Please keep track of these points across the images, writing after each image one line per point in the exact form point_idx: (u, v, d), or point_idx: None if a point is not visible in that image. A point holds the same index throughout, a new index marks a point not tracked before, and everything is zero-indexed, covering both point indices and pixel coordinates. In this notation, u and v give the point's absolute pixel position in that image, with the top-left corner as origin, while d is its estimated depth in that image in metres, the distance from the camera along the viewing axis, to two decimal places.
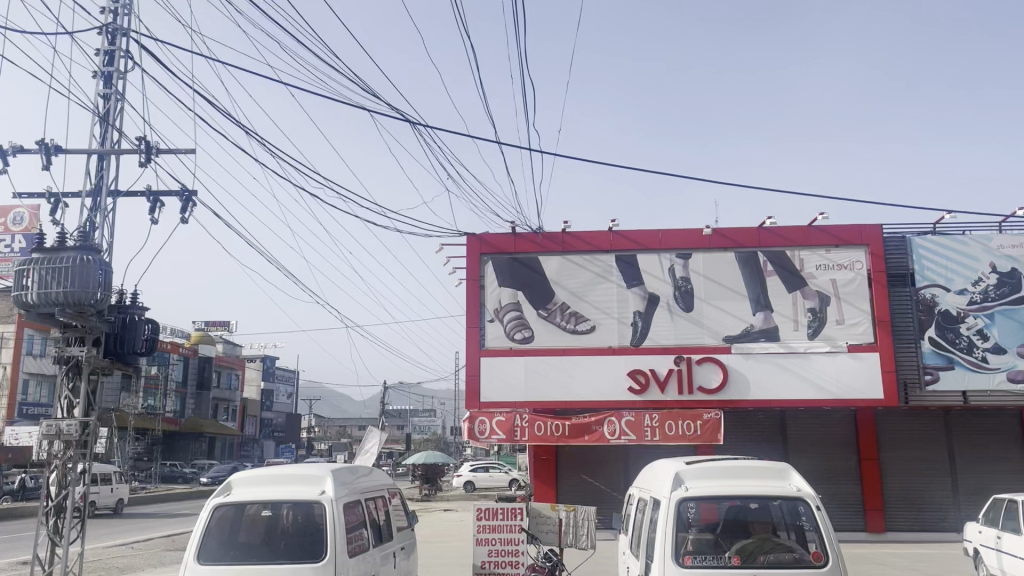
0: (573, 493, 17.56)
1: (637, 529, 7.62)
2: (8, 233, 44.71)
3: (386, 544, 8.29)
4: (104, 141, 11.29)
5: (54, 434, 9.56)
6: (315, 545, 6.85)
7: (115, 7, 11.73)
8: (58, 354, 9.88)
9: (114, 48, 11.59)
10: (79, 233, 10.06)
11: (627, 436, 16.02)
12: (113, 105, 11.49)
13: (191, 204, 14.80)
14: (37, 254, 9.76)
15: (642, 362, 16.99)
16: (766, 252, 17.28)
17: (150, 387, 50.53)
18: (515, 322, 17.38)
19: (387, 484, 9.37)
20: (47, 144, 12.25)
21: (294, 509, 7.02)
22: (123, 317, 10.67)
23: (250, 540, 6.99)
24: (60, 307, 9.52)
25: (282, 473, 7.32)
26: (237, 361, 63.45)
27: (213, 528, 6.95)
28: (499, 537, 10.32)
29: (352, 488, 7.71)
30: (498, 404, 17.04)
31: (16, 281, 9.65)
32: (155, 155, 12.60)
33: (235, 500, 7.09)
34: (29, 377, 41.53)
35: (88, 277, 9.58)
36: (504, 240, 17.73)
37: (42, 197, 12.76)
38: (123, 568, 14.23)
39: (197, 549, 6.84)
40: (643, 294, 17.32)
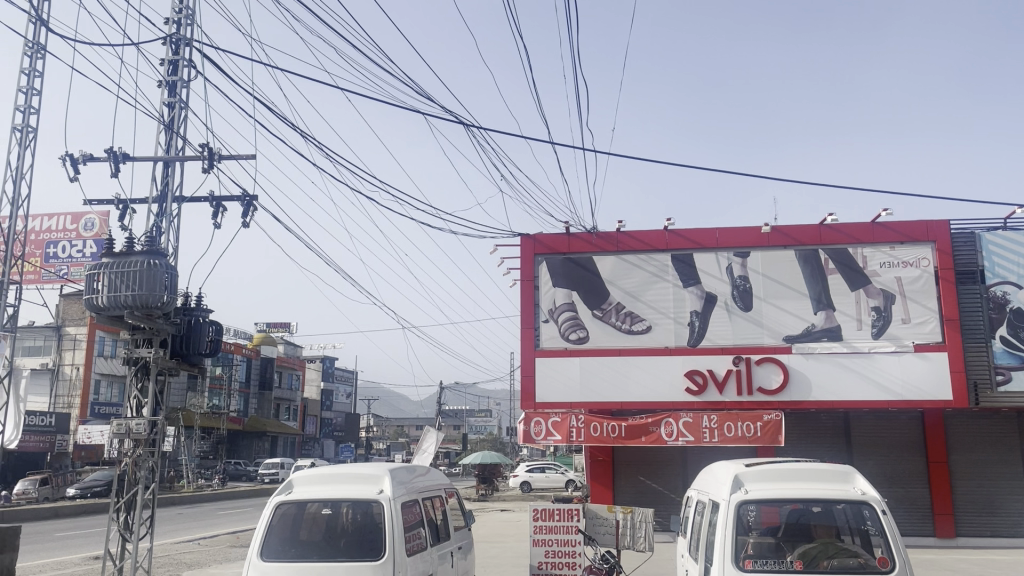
0: (631, 494, 17.44)
1: (696, 532, 7.53)
2: (80, 239, 46.41)
3: (443, 543, 8.33)
4: (169, 149, 11.64)
5: (124, 433, 9.87)
6: (374, 543, 6.93)
7: (178, 18, 12.09)
8: (127, 355, 10.21)
9: (177, 58, 11.95)
10: (146, 237, 10.39)
11: (685, 438, 15.81)
12: (177, 114, 11.85)
13: (251, 208, 15.19)
14: (107, 259, 10.10)
15: (700, 362, 16.78)
16: (828, 250, 16.87)
17: (214, 387, 51.97)
18: (569, 322, 17.34)
19: (444, 484, 9.45)
20: (115, 152, 12.71)
21: (353, 508, 7.13)
22: (190, 319, 10.97)
23: (311, 537, 7.12)
24: (128, 309, 9.83)
25: (340, 472, 7.44)
26: (298, 361, 64.84)
27: (276, 525, 7.11)
28: (556, 538, 10.29)
29: (409, 488, 7.78)
30: (554, 404, 17.02)
31: (87, 285, 10.02)
32: (217, 161, 12.97)
33: (296, 498, 7.24)
34: (101, 378, 43.07)
35: (154, 280, 9.86)
36: (558, 239, 17.68)
37: (112, 204, 13.25)
38: (191, 563, 14.67)
39: (260, 544, 6.99)
40: (700, 293, 17.10)
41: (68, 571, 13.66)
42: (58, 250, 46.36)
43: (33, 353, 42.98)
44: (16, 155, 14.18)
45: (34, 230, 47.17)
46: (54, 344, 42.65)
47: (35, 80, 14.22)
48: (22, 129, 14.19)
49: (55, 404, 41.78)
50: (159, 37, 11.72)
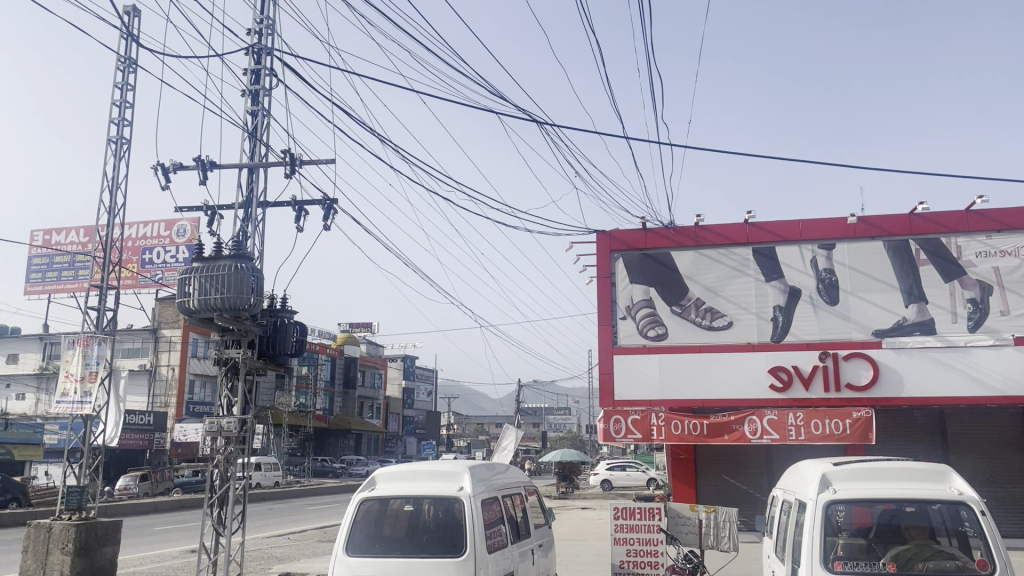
0: (714, 493, 17.13)
1: (783, 533, 7.30)
2: (173, 245, 48.41)
3: (524, 541, 8.37)
4: (253, 155, 12.01)
5: (216, 431, 10.24)
6: (456, 540, 6.99)
7: (260, 28, 12.46)
8: (218, 355, 10.59)
9: (259, 67, 12.32)
10: (233, 242, 10.75)
11: (770, 436, 15.42)
12: (260, 121, 12.21)
13: (333, 212, 15.54)
14: (197, 263, 10.49)
15: (784, 358, 16.34)
16: (919, 240, 16.17)
17: (301, 386, 53.42)
18: (648, 318, 17.15)
19: (525, 482, 9.45)
20: (203, 161, 13.20)
21: (435, 505, 7.20)
22: (275, 320, 11.30)
23: (395, 533, 7.22)
24: (218, 312, 10.18)
25: (420, 470, 7.54)
26: (379, 360, 66.09)
27: (360, 521, 7.26)
28: (638, 536, 10.19)
29: (489, 485, 7.83)
30: (634, 402, 16.86)
31: (180, 289, 10.43)
32: (299, 166, 13.30)
33: (379, 494, 7.38)
34: (195, 378, 44.95)
35: (242, 283, 10.20)
36: (635, 235, 17.48)
37: (202, 211, 13.77)
38: (281, 557, 15.13)
39: (345, 540, 7.15)
40: (783, 287, 16.65)
41: (167, 563, 14.26)
42: (153, 256, 48.54)
43: (132, 355, 45.04)
44: (112, 166, 14.90)
45: (131, 237, 49.52)
46: (151, 346, 44.65)
47: (128, 93, 14.89)
48: (117, 141, 14.89)
49: (153, 403, 43.72)
50: (242, 47, 12.10)
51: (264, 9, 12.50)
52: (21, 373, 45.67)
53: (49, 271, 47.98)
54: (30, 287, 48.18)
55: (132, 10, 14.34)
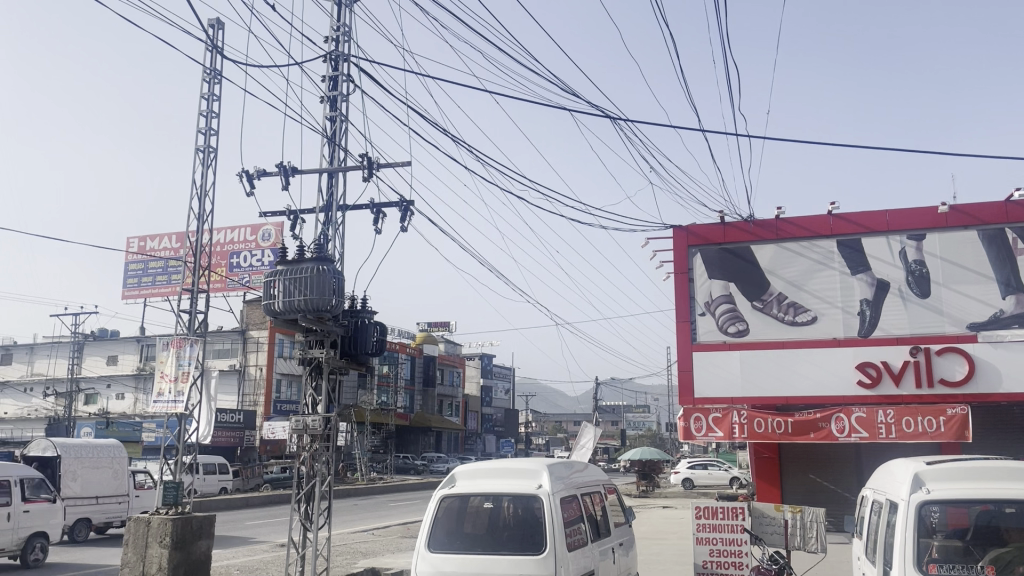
0: (800, 492, 16.69)
1: (873, 534, 7.06)
2: (259, 249, 50.05)
3: (604, 540, 8.33)
4: (332, 160, 12.30)
5: (302, 429, 10.54)
6: (536, 537, 7.00)
7: (337, 36, 12.75)
8: (303, 356, 10.89)
9: (337, 74, 12.63)
10: (315, 245, 11.04)
11: (859, 434, 14.90)
12: (339, 126, 12.51)
13: (409, 213, 15.78)
14: (281, 266, 10.82)
15: (873, 353, 15.78)
16: (1016, 228, 15.37)
17: (382, 385, 54.46)
18: (728, 314, 16.83)
19: (604, 481, 9.39)
20: (285, 167, 13.60)
21: (514, 503, 7.23)
22: (356, 321, 11.55)
23: (476, 530, 7.27)
24: (302, 312, 10.46)
25: (498, 467, 7.59)
26: (457, 359, 66.76)
27: (441, 518, 7.37)
28: (721, 536, 10.01)
29: (568, 483, 7.82)
30: (715, 400, 16.57)
31: (266, 291, 10.77)
32: (376, 170, 13.57)
33: (459, 492, 7.46)
34: (282, 377, 46.35)
35: (324, 285, 10.47)
36: (713, 229, 17.16)
37: (285, 216, 14.19)
38: (366, 552, 15.49)
39: (427, 537, 7.27)
40: (870, 280, 16.08)
41: (259, 557, 14.77)
42: (240, 260, 50.31)
43: (222, 356, 46.70)
44: (199, 174, 15.49)
45: (219, 242, 51.38)
46: (240, 347, 46.26)
47: (213, 104, 15.47)
48: (204, 150, 15.47)
49: (243, 402, 45.30)
50: (320, 55, 12.42)
51: (340, 17, 12.81)
52: (120, 373, 47.96)
53: (144, 276, 50.23)
54: (127, 291, 50.54)
55: (216, 23, 14.87)
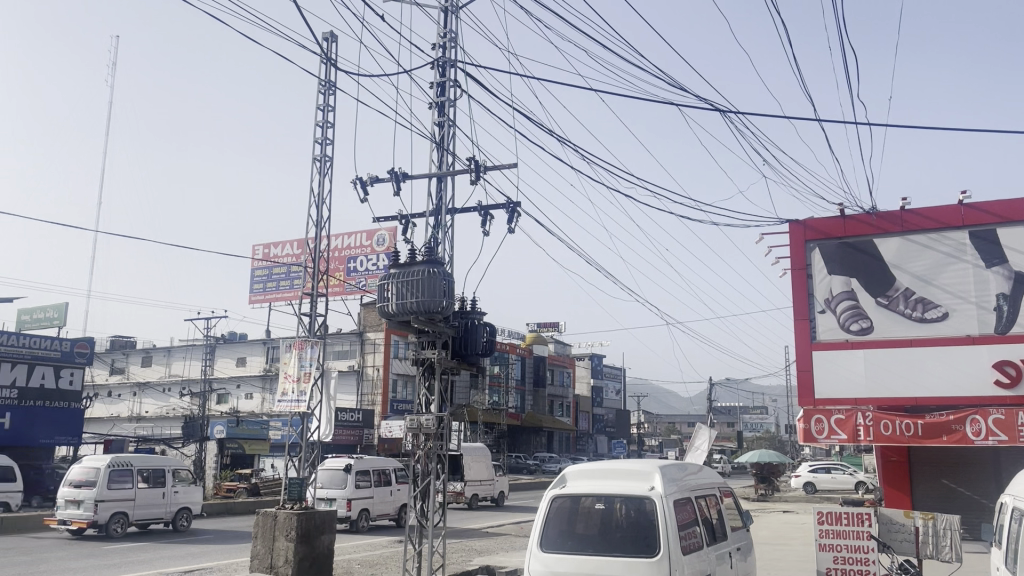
0: (932, 499, 15.76)
1: (1014, 544, 6.55)
2: (374, 253, 51.59)
3: (720, 544, 8.13)
4: (441, 165, 12.56)
5: (416, 428, 10.78)
6: (649, 540, 6.90)
7: (444, 42, 13.00)
8: (416, 356, 11.15)
9: (444, 80, 12.88)
10: (426, 248, 11.27)
11: (997, 437, 13.93)
12: (447, 131, 12.75)
13: (516, 215, 15.92)
14: (394, 270, 11.11)
15: (1012, 351, 14.74)
16: None
17: (494, 385, 55.12)
18: (850, 311, 16.12)
19: (719, 483, 9.17)
20: (396, 173, 13.99)
21: (626, 504, 7.15)
22: (466, 322, 11.75)
23: (587, 531, 7.24)
24: (414, 315, 10.73)
25: (609, 468, 7.53)
26: (568, 359, 66.79)
27: (553, 518, 7.40)
28: (846, 543, 9.58)
29: (682, 485, 7.68)
30: (837, 401, 15.88)
31: (380, 295, 11.10)
32: (483, 173, 13.76)
33: (570, 492, 7.47)
34: (398, 377, 47.70)
35: (435, 287, 10.67)
36: (832, 223, 16.48)
37: (397, 220, 14.59)
38: (481, 550, 15.75)
39: (540, 537, 7.33)
40: (1007, 273, 15.02)
41: (380, 552, 15.28)
42: (357, 264, 52.04)
43: (342, 357, 48.44)
44: (317, 182, 16.13)
45: (337, 248, 53.26)
46: (358, 348, 47.83)
47: (328, 115, 16.08)
48: (321, 159, 16.11)
49: (361, 401, 46.84)
50: (428, 62, 12.72)
51: (447, 24, 13.09)
52: (248, 374, 50.60)
53: (269, 281, 52.76)
54: (253, 296, 53.18)
55: (329, 36, 15.47)
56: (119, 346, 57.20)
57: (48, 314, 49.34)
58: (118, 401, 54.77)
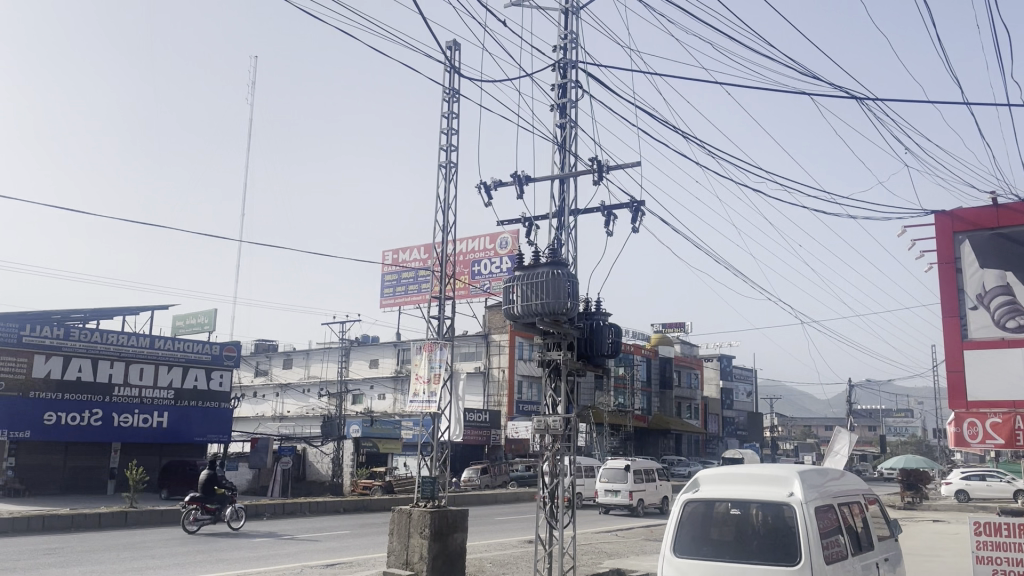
0: None
1: None
2: (498, 256, 52.31)
3: (867, 554, 7.70)
4: (563, 166, 12.54)
5: (544, 429, 10.79)
6: (789, 547, 6.62)
7: (564, 43, 13.00)
8: (541, 358, 11.18)
9: (565, 81, 12.88)
10: (550, 249, 11.27)
11: None
12: (569, 133, 12.73)
13: (641, 214, 15.71)
14: (519, 272, 11.16)
15: None
16: None
17: (619, 387, 54.64)
18: (1005, 308, 14.88)
19: (864, 490, 8.69)
20: (520, 176, 14.09)
21: (763, 510, 6.88)
22: (591, 323, 11.68)
23: (723, 537, 7.02)
24: (539, 316, 10.76)
25: (745, 473, 7.27)
26: (695, 360, 65.30)
27: (686, 522, 7.23)
28: (1006, 555, 8.87)
29: (823, 491, 7.32)
30: (993, 404, 14.80)
31: (506, 297, 11.17)
32: (606, 172, 13.66)
33: (703, 496, 7.26)
34: (523, 379, 48.10)
35: (559, 288, 10.67)
36: (983, 212, 15.33)
37: (521, 222, 14.69)
38: (611, 553, 15.55)
39: (672, 541, 7.19)
40: None
41: (510, 552, 15.37)
42: (482, 267, 52.91)
43: (468, 358, 49.33)
44: (443, 189, 16.46)
45: (462, 252, 54.37)
46: (484, 349, 48.53)
47: (452, 123, 16.41)
48: (446, 165, 16.44)
49: (488, 402, 47.53)
50: (550, 65, 12.76)
51: (567, 25, 13.10)
52: (381, 375, 52.40)
53: (399, 285, 54.44)
54: (384, 300, 55.00)
55: (453, 44, 15.75)
56: (262, 349, 60.51)
57: (199, 320, 52.85)
58: (262, 401, 57.94)
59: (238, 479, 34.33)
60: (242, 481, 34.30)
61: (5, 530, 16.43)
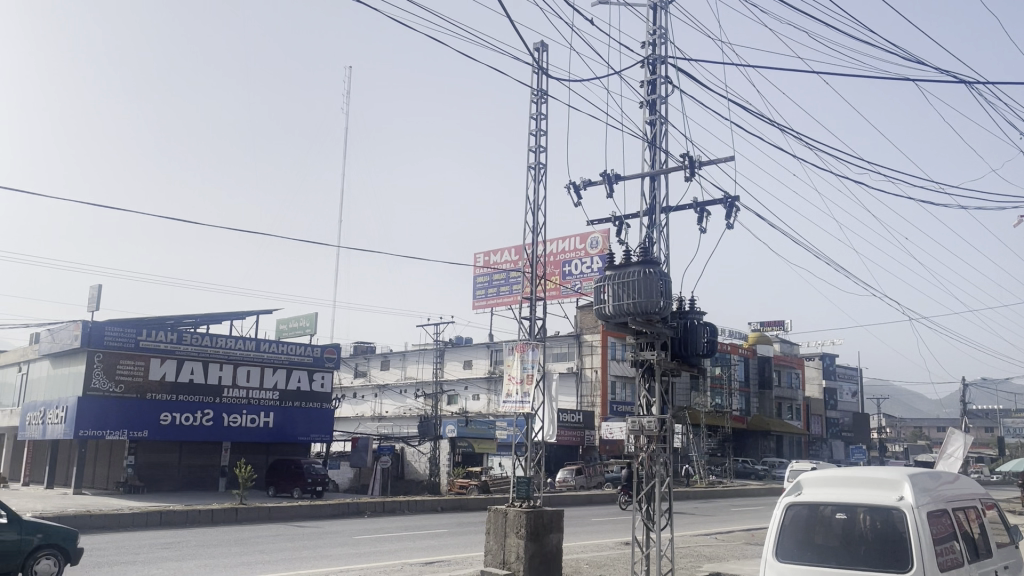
0: None
1: None
2: (589, 256, 52.13)
3: (985, 561, 7.31)
4: (654, 163, 12.39)
5: (638, 430, 10.69)
6: (901, 554, 6.36)
7: (653, 39, 12.87)
8: (635, 358, 11.08)
9: (655, 77, 12.74)
10: (641, 248, 11.17)
11: None
12: (659, 129, 12.58)
13: (735, 209, 15.36)
14: (610, 271, 11.10)
15: None
16: None
17: (716, 387, 53.55)
18: None
19: (980, 494, 8.25)
20: (609, 175, 14.01)
21: (872, 514, 6.62)
22: (686, 322, 11.51)
23: (828, 542, 6.80)
24: (631, 316, 10.67)
25: (852, 475, 7.02)
26: (795, 359, 63.28)
27: (789, 527, 7.04)
28: None
29: (936, 495, 6.98)
30: None
31: (597, 297, 11.13)
32: (699, 168, 13.43)
33: (807, 500, 7.03)
34: (617, 379, 47.74)
35: (652, 287, 10.57)
36: None
37: (612, 222, 14.61)
38: (711, 557, 15.27)
39: (775, 547, 7.01)
40: None
41: (606, 553, 15.28)
42: (572, 268, 52.84)
43: (560, 359, 49.23)
44: (533, 190, 16.53)
45: (553, 252, 54.39)
46: (576, 350, 48.41)
47: (540, 124, 16.45)
48: (535, 166, 16.51)
49: (581, 402, 47.41)
50: (638, 61, 12.66)
51: (656, 19, 12.97)
52: (475, 376, 53.03)
53: (490, 287, 55.00)
54: (476, 302, 55.69)
55: (540, 46, 15.78)
56: (361, 351, 62.17)
57: (301, 324, 54.79)
58: (362, 402, 59.59)
59: (340, 478, 35.33)
60: (344, 480, 35.28)
61: (128, 524, 17.48)
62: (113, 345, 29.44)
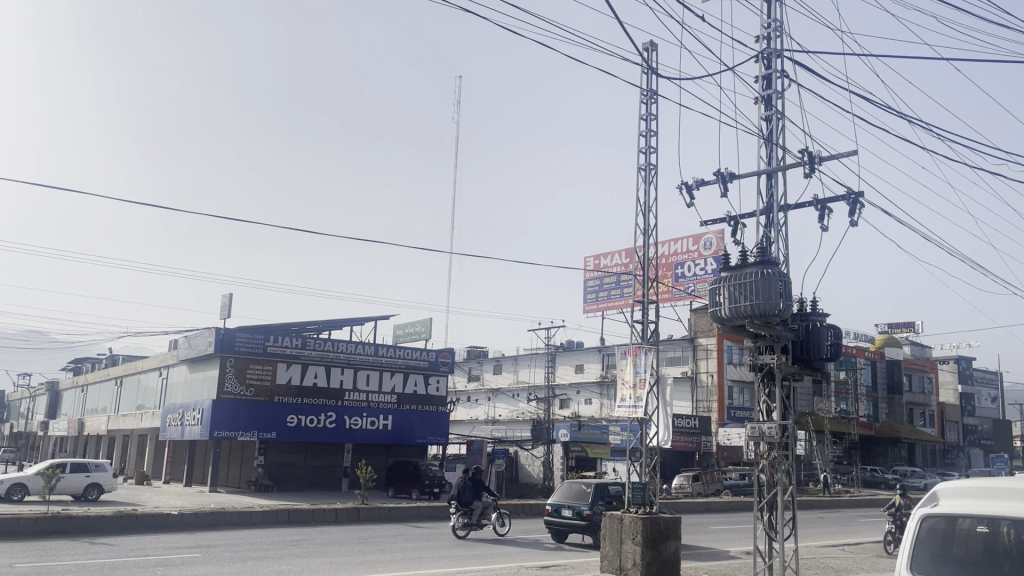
0: None
1: None
2: (702, 258, 51.00)
3: None
4: (771, 160, 12.00)
5: (758, 436, 10.35)
6: None
7: (767, 33, 12.48)
8: (754, 361, 10.72)
9: (771, 71, 12.34)
10: (758, 249, 10.84)
11: None
12: (775, 125, 12.16)
13: (859, 206, 14.69)
14: (726, 272, 10.80)
15: None
16: None
17: (840, 392, 51.29)
18: None
19: None
20: (723, 174, 13.68)
21: (1017, 528, 6.10)
22: (807, 324, 11.07)
23: (967, 557, 6.37)
24: (750, 319, 10.34)
25: (993, 485, 6.48)
26: (928, 363, 59.83)
27: (924, 538, 6.66)
28: None
29: None
30: None
31: (712, 299, 10.85)
32: (819, 164, 12.91)
33: (944, 512, 6.59)
34: (734, 384, 46.46)
35: (770, 288, 10.23)
36: None
37: (726, 221, 14.26)
38: (839, 569, 14.63)
39: (909, 559, 6.65)
40: None
41: (727, 563, 14.87)
42: (685, 270, 51.82)
43: (675, 362, 48.31)
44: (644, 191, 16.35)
45: (665, 255, 53.54)
46: (691, 354, 47.41)
47: (651, 125, 16.25)
48: (646, 167, 16.30)
49: (697, 407, 46.40)
50: (753, 55, 12.31)
51: (770, 13, 12.58)
52: (587, 380, 52.88)
53: (601, 291, 54.66)
54: (588, 306, 55.51)
55: (650, 46, 15.59)
56: (474, 355, 63.06)
57: (416, 328, 56.12)
58: (476, 405, 60.43)
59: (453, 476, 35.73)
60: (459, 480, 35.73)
61: (259, 522, 18.36)
62: (243, 350, 31.00)
